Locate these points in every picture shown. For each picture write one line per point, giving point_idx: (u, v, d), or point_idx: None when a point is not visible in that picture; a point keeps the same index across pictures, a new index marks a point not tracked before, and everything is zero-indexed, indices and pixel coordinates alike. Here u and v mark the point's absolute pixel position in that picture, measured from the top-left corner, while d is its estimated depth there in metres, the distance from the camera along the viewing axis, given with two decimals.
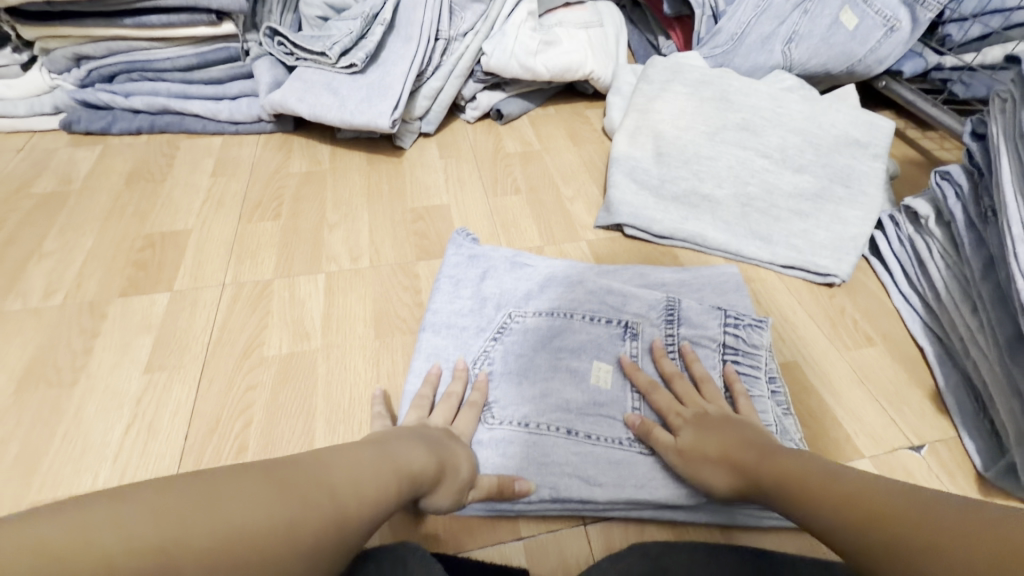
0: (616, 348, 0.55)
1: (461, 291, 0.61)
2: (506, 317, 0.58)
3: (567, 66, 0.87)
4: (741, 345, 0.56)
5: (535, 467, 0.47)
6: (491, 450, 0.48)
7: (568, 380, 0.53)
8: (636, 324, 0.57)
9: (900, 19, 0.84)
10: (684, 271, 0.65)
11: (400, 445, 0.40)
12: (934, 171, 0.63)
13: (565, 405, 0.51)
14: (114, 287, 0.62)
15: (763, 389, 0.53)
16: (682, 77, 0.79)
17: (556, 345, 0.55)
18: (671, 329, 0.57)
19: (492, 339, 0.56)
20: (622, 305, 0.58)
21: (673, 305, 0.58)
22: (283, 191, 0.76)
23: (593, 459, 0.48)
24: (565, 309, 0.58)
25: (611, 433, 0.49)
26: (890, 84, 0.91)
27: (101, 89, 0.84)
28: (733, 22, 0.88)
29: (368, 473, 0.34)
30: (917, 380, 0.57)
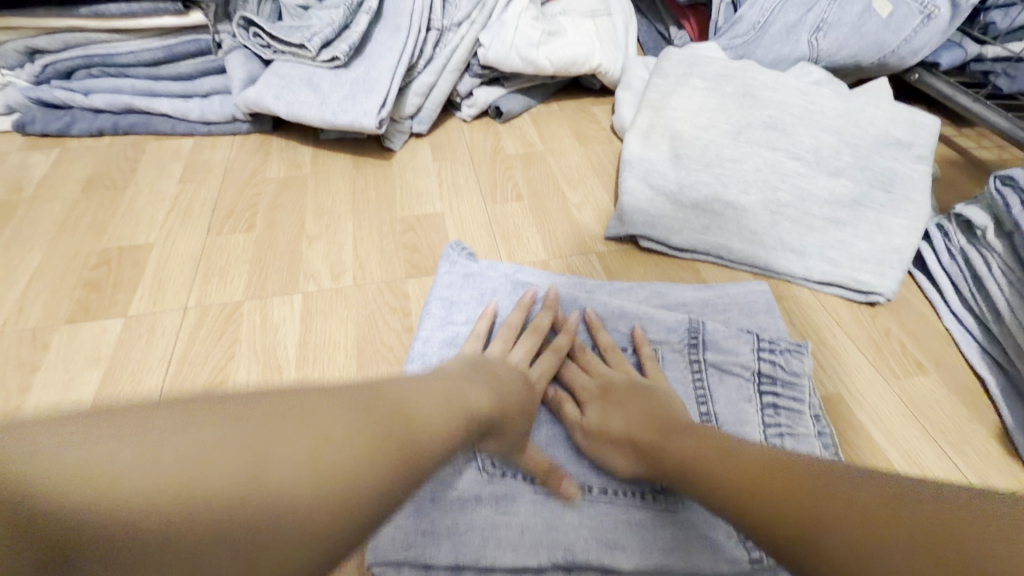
0: None
1: (457, 314, 0.53)
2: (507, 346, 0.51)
3: (573, 59, 0.79)
4: (779, 374, 0.48)
5: (546, 526, 0.40)
6: (491, 507, 0.41)
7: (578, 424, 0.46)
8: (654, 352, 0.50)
9: (938, 6, 0.77)
10: (706, 289, 0.57)
11: (461, 384, 0.39)
12: (993, 175, 0.55)
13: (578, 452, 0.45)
14: (61, 311, 0.54)
15: (808, 428, 0.45)
16: (700, 70, 0.72)
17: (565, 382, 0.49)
18: (694, 355, 0.50)
19: None
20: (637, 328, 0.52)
21: (696, 327, 0.51)
22: (259, 198, 0.69)
23: (613, 518, 0.41)
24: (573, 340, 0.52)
25: (631, 486, 0.43)
26: (923, 77, 0.83)
27: (58, 86, 0.76)
28: (755, 9, 0.81)
29: (429, 408, 0.34)
30: (978, 417, 0.50)
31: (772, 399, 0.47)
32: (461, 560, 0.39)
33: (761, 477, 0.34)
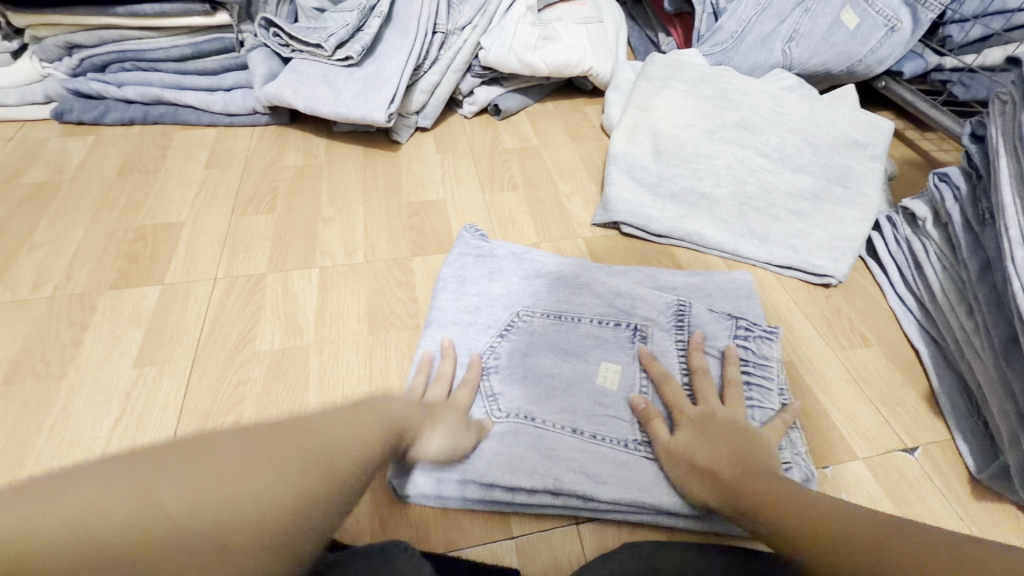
0: (625, 349, 0.54)
1: (466, 288, 0.60)
2: (514, 318, 0.57)
3: (566, 62, 0.86)
4: (751, 356, 0.54)
5: (539, 458, 0.47)
6: (492, 441, 0.48)
7: (571, 385, 0.52)
8: (645, 327, 0.56)
9: (901, 19, 0.84)
10: (692, 274, 0.64)
11: (390, 408, 0.40)
12: (933, 172, 0.62)
13: (569, 408, 0.50)
14: (104, 280, 0.61)
15: (774, 401, 0.51)
16: (681, 74, 0.79)
17: (563, 353, 0.54)
18: (681, 333, 0.56)
19: (499, 336, 0.56)
20: (630, 308, 0.58)
21: (683, 308, 0.57)
22: (278, 184, 0.75)
23: (599, 457, 0.47)
24: (573, 313, 0.58)
25: (615, 433, 0.49)
26: (889, 85, 0.91)
27: (94, 79, 0.83)
28: (733, 19, 0.88)
29: (350, 433, 0.34)
30: (911, 382, 0.57)
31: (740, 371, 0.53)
32: (467, 476, 0.46)
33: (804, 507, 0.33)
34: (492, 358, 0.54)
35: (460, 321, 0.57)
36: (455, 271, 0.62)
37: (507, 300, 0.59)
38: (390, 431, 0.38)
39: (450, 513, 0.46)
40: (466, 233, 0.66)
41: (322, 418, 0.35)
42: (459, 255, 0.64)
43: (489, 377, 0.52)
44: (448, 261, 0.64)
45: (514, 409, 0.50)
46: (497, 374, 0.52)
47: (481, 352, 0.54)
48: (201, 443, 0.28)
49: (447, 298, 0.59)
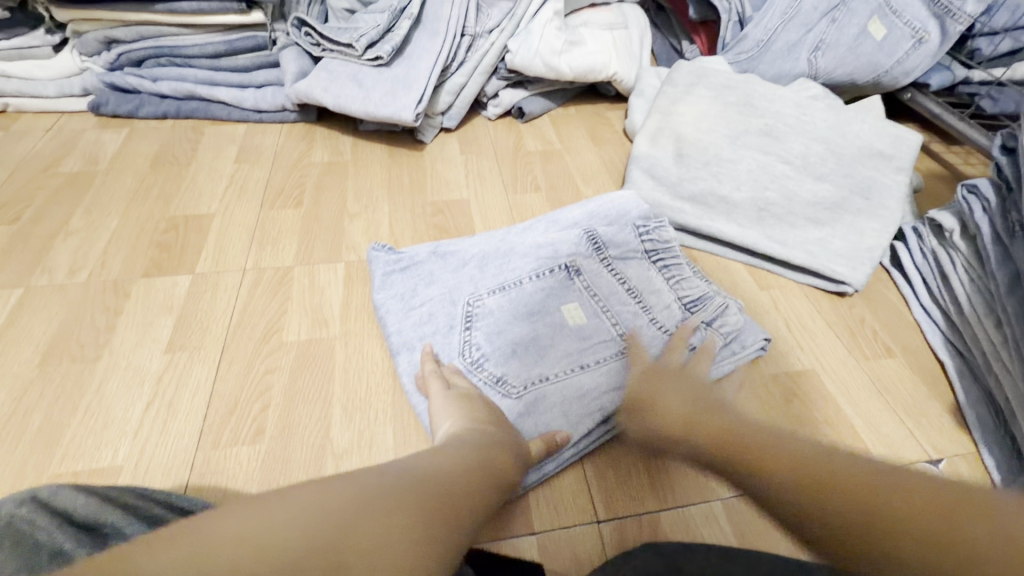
0: (570, 289, 0.57)
1: (413, 302, 0.58)
2: (468, 307, 0.56)
3: (591, 67, 0.87)
4: (657, 245, 0.62)
5: (564, 413, 0.49)
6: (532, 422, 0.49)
7: (551, 329, 0.54)
8: (573, 262, 0.59)
9: (929, 31, 0.83)
10: (587, 204, 0.67)
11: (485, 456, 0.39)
12: (961, 184, 0.62)
13: (573, 354, 0.53)
14: (137, 268, 0.62)
15: (688, 272, 0.62)
16: (706, 81, 0.79)
17: (524, 308, 0.56)
18: (602, 254, 0.60)
19: (466, 330, 0.54)
20: (550, 254, 0.60)
21: (593, 234, 0.61)
22: (305, 179, 0.77)
23: (614, 372, 0.52)
24: (511, 279, 0.58)
25: (609, 353, 0.53)
26: (914, 97, 0.91)
27: (130, 73, 0.85)
28: (760, 28, 0.88)
29: (451, 490, 0.34)
30: (936, 394, 0.57)
31: (664, 274, 0.60)
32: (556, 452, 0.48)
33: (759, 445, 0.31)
34: (475, 351, 0.53)
35: (425, 335, 0.55)
36: (388, 289, 0.60)
37: (461, 287, 0.58)
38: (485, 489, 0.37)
39: None
40: (374, 253, 0.64)
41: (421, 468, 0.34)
42: (389, 273, 0.61)
43: (479, 369, 0.52)
44: (377, 277, 0.61)
45: (527, 370, 0.51)
46: (487, 365, 0.52)
47: (463, 357, 0.53)
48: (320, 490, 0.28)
49: (404, 322, 0.57)
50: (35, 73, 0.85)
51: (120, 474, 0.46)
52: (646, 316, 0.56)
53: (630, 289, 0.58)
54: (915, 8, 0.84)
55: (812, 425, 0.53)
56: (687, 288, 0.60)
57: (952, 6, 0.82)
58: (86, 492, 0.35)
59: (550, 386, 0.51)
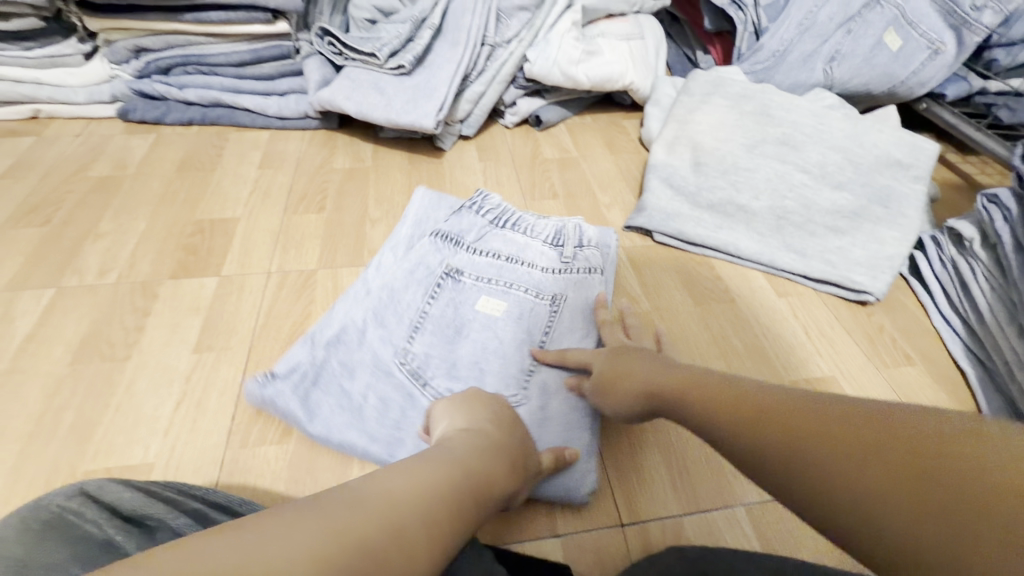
0: (467, 291, 0.56)
1: (353, 389, 0.50)
2: (406, 366, 0.51)
3: (608, 77, 0.88)
4: (485, 209, 0.63)
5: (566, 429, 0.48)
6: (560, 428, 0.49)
7: (483, 331, 0.54)
8: (448, 268, 0.58)
9: (945, 42, 0.84)
10: (405, 224, 0.65)
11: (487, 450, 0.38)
12: (981, 193, 0.62)
13: (524, 336, 0.54)
14: (165, 269, 0.64)
15: (515, 218, 0.63)
16: (723, 90, 0.80)
17: (452, 330, 0.54)
18: (458, 245, 0.59)
19: (424, 388, 0.50)
20: (424, 270, 0.58)
21: (439, 233, 0.60)
22: (327, 186, 0.78)
23: (564, 329, 0.55)
24: (415, 322, 0.54)
25: (542, 322, 0.55)
26: (930, 107, 0.91)
27: (158, 81, 0.87)
28: (776, 39, 0.89)
29: (450, 488, 0.33)
30: (958, 402, 0.56)
31: (516, 232, 0.61)
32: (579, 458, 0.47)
33: (749, 407, 0.32)
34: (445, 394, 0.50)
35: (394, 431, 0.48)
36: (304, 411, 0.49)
37: (384, 353, 0.53)
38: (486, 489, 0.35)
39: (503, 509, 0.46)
40: (256, 399, 0.49)
41: (412, 469, 0.33)
42: (298, 393, 0.49)
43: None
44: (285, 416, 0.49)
45: (508, 376, 0.51)
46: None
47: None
48: (300, 504, 0.28)
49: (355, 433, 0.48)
50: (66, 81, 0.87)
51: (151, 470, 0.46)
52: (537, 242, 0.60)
53: (506, 258, 0.59)
54: (931, 19, 0.84)
55: None
56: (542, 227, 0.62)
57: (968, 17, 0.82)
58: (129, 488, 0.36)
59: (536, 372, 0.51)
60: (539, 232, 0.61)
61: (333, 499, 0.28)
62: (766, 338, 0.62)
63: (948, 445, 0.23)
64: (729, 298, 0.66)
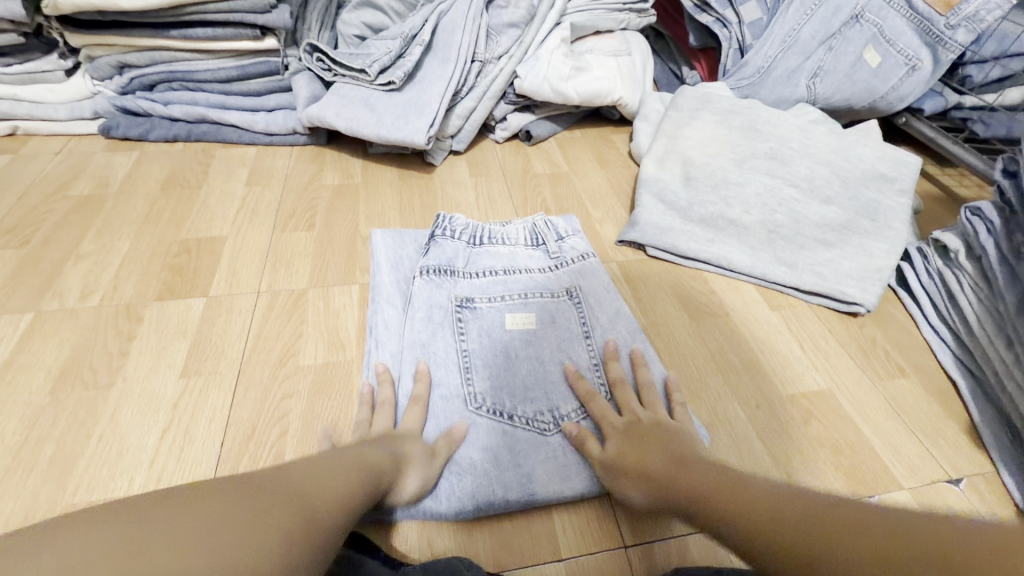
0: (494, 315, 0.59)
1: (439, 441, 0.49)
2: (482, 408, 0.51)
3: (597, 92, 0.89)
4: (457, 229, 0.67)
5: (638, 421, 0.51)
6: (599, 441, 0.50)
7: (527, 342, 0.57)
8: (460, 303, 0.59)
9: (922, 58, 0.86)
10: (386, 270, 0.65)
11: (368, 457, 0.41)
12: (965, 206, 0.64)
13: (566, 333, 0.58)
14: (150, 291, 0.62)
15: (491, 232, 0.69)
16: (711, 106, 0.81)
17: (501, 352, 0.56)
18: (454, 275, 0.62)
19: (509, 422, 0.50)
20: (433, 310, 0.58)
21: (427, 270, 0.62)
22: (317, 203, 0.77)
23: (594, 320, 0.60)
24: (462, 364, 0.54)
25: (573, 323, 0.59)
26: (909, 122, 0.93)
27: (142, 97, 0.86)
28: (760, 55, 0.90)
29: (333, 489, 0.35)
30: (950, 413, 0.57)
31: (494, 244, 0.67)
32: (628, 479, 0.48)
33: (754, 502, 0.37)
34: (530, 412, 0.51)
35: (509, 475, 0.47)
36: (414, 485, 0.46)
37: (456, 400, 0.52)
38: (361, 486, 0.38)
39: (508, 535, 0.45)
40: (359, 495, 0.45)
41: (301, 472, 0.35)
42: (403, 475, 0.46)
43: (556, 425, 0.51)
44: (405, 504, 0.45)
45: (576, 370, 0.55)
46: (564, 407, 0.52)
47: (536, 433, 0.50)
48: (204, 489, 0.29)
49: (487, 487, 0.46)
50: (45, 97, 0.85)
51: (137, 502, 0.45)
52: (523, 250, 0.67)
53: (503, 271, 0.64)
54: (908, 36, 0.87)
55: (832, 445, 0.53)
56: (517, 236, 0.69)
57: (941, 35, 0.84)
58: None
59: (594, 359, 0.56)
60: (515, 240, 0.69)
61: (228, 487, 0.29)
62: (761, 352, 0.62)
63: (927, 553, 0.27)
64: (723, 311, 0.66)
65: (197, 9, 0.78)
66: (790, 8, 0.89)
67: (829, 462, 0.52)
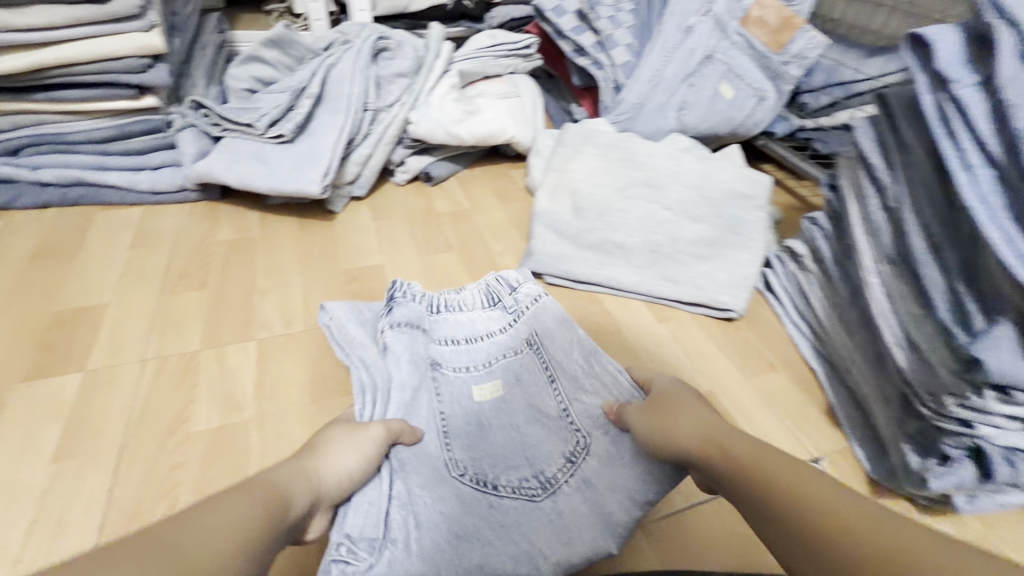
0: (463, 381, 0.60)
1: (427, 520, 0.46)
2: (468, 478, 0.50)
3: (490, 132, 0.94)
4: (410, 291, 0.66)
5: (621, 462, 0.52)
6: (592, 493, 0.50)
7: (500, 410, 0.57)
8: (427, 371, 0.58)
9: (766, 91, 1.00)
10: (358, 324, 0.62)
11: (277, 489, 0.37)
12: (805, 216, 0.74)
13: (535, 393, 0.59)
14: (16, 372, 0.57)
15: (447, 293, 0.69)
16: (593, 140, 0.88)
17: (477, 423, 0.56)
18: (416, 336, 0.61)
19: (495, 492, 0.50)
20: (407, 371, 0.57)
21: (388, 334, 0.59)
22: (211, 260, 0.75)
23: (566, 370, 0.60)
24: (443, 436, 0.53)
25: (545, 377, 0.60)
26: (766, 143, 1.08)
27: (4, 163, 0.80)
28: (633, 93, 0.99)
29: (228, 528, 0.31)
30: (813, 400, 0.64)
31: (452, 312, 0.67)
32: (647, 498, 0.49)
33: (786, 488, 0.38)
34: (515, 479, 0.51)
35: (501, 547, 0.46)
36: (407, 558, 0.44)
37: (443, 473, 0.50)
38: (267, 526, 0.34)
39: None
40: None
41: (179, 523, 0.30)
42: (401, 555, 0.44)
43: (545, 488, 0.50)
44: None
45: (556, 428, 0.55)
46: (548, 470, 0.52)
47: (525, 500, 0.49)
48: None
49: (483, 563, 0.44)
50: None
51: None
52: (481, 313, 0.67)
53: (464, 336, 0.64)
54: (753, 72, 1.00)
55: None
56: (473, 295, 0.69)
57: (779, 70, 0.99)
58: None
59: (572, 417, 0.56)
60: (471, 302, 0.68)
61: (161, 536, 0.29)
62: (652, 364, 0.67)
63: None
64: (617, 329, 0.71)
65: (64, 71, 0.76)
66: (653, 51, 0.99)
67: None
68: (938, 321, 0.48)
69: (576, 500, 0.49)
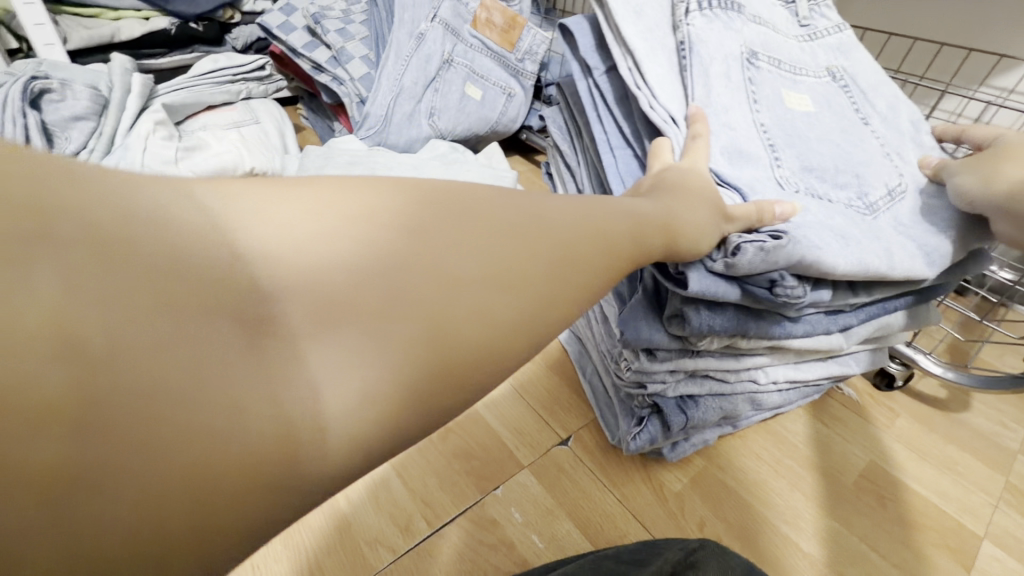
0: (769, 76, 0.48)
1: (832, 238, 0.39)
2: (836, 198, 0.43)
3: (220, 167, 0.81)
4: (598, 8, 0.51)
5: (918, 227, 0.44)
6: (901, 209, 0.45)
7: (810, 121, 0.47)
8: (746, 54, 0.48)
9: (513, 87, 1.02)
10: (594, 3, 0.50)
11: (380, 263, 0.21)
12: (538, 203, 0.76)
13: (845, 110, 0.50)
14: None
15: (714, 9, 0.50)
16: (333, 161, 0.81)
17: (782, 111, 0.47)
18: (680, 23, 0.48)
19: (845, 204, 0.43)
20: (728, 68, 0.47)
21: (675, 23, 0.49)
22: None
23: (856, 101, 0.51)
24: (788, 137, 0.45)
25: (816, 88, 0.50)
26: (530, 136, 1.08)
27: None
28: (376, 105, 0.95)
29: (143, 362, 0.16)
30: (565, 381, 0.66)
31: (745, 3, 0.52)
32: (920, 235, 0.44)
33: None
34: (881, 182, 0.46)
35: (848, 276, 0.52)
36: (806, 258, 0.37)
37: (753, 159, 0.43)
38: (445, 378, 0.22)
39: None
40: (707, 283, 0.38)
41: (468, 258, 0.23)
42: (801, 244, 0.37)
43: (891, 195, 0.45)
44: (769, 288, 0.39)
45: (862, 143, 0.48)
46: (874, 194, 0.44)
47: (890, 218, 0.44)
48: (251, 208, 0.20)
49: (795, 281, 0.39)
50: None
51: None
52: (796, 43, 0.53)
53: (759, 22, 0.51)
54: (496, 71, 1.02)
55: (464, 454, 0.57)
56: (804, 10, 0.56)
57: (518, 68, 1.02)
58: None
59: (882, 142, 0.49)
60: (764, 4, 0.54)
61: (371, 310, 0.21)
62: None
63: None
64: None
65: None
66: (387, 62, 0.96)
67: (463, 472, 0.56)
68: (617, 304, 0.51)
69: (913, 219, 0.44)
